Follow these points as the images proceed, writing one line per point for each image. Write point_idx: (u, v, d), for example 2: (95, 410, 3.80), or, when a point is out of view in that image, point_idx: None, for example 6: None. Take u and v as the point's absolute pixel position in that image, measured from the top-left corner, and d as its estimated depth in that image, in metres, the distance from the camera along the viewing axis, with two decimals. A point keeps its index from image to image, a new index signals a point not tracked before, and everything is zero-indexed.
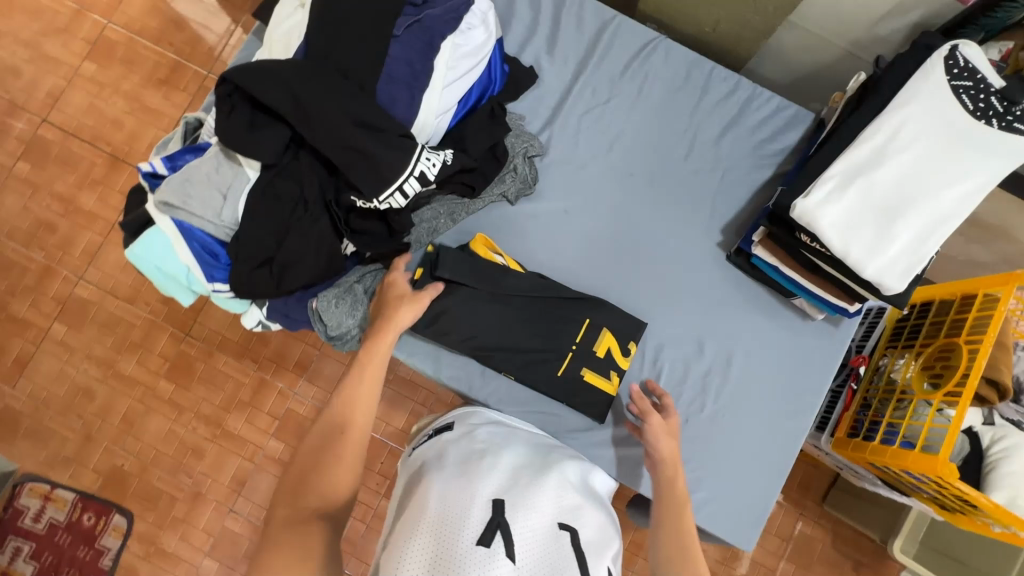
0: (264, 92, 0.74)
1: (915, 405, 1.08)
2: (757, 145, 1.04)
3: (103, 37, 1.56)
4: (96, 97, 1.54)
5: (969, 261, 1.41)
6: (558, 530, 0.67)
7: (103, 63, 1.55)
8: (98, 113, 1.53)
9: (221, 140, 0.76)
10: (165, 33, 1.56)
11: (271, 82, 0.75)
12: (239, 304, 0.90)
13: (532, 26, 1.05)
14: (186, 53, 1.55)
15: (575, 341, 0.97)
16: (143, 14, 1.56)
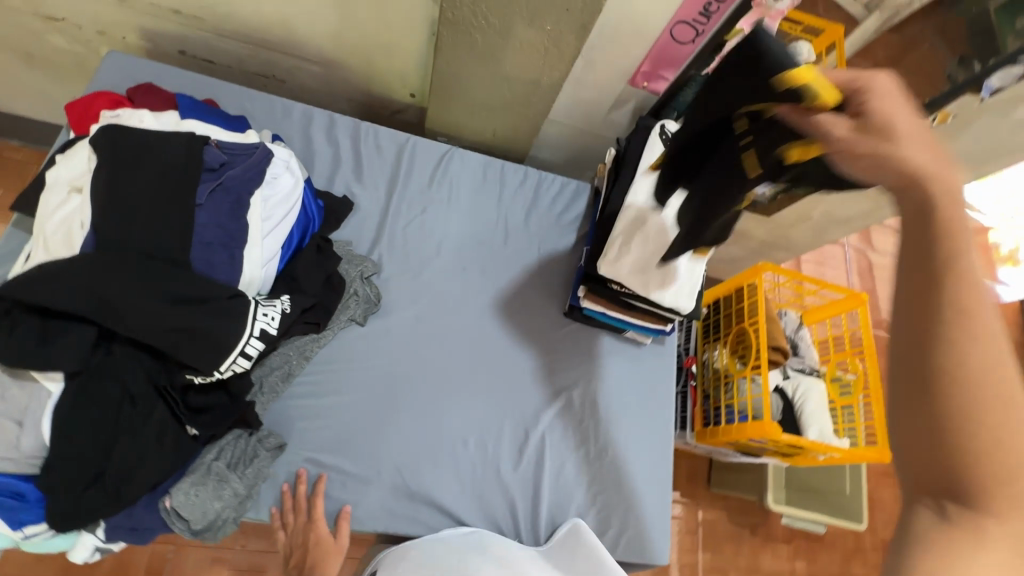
0: (56, 299, 0.68)
1: (737, 383, 1.33)
2: (558, 217, 1.23)
3: None
4: None
5: (732, 258, 1.82)
6: None
7: None
8: None
9: (7, 362, 0.67)
10: None
11: (63, 286, 0.69)
12: (64, 539, 0.75)
13: (335, 160, 1.13)
14: None
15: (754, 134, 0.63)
16: None
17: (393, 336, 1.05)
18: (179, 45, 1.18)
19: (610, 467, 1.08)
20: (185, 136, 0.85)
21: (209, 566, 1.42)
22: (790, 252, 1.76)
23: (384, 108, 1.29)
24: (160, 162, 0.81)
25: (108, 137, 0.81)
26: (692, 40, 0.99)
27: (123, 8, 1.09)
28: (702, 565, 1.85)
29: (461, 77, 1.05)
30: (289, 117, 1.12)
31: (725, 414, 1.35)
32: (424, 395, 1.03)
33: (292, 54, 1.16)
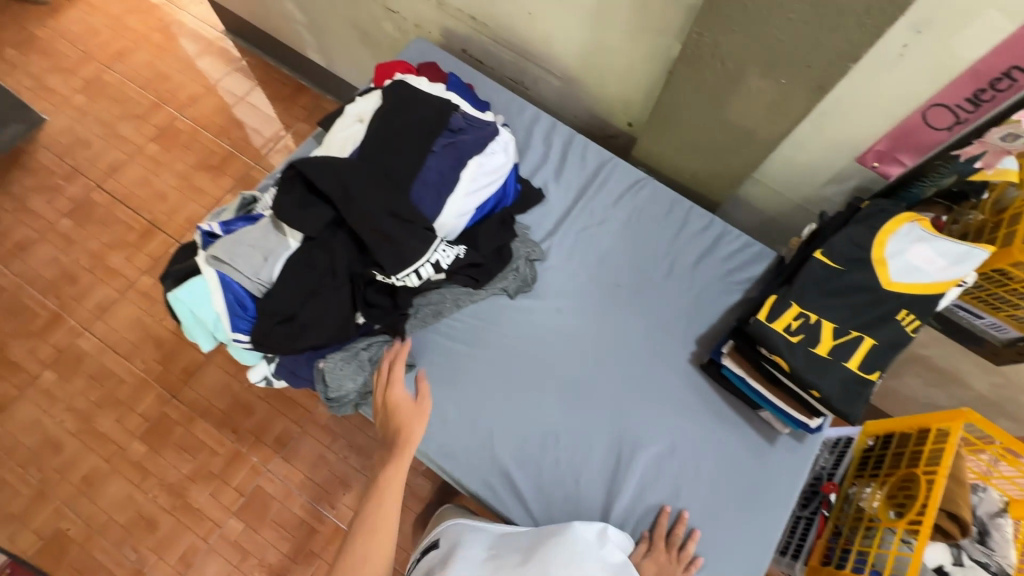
0: (322, 180, 0.92)
1: (882, 534, 1.11)
2: (728, 272, 1.19)
3: (172, 126, 2.02)
4: (151, 173, 1.95)
5: (930, 403, 1.51)
6: None
7: (165, 146, 1.99)
8: (150, 186, 1.93)
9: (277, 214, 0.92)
10: (227, 129, 2.03)
11: (328, 173, 0.93)
12: (252, 356, 0.99)
13: (544, 157, 1.28)
14: (240, 147, 2.00)
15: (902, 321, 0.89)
16: (212, 113, 2.05)
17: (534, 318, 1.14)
18: (463, 45, 1.47)
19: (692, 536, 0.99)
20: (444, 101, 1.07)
21: (316, 457, 1.65)
22: (1015, 422, 1.40)
23: (601, 131, 1.42)
24: (421, 114, 1.04)
25: (395, 87, 1.07)
26: (948, 128, 0.91)
27: (438, 10, 1.41)
28: None
29: (681, 112, 1.11)
30: (521, 114, 1.31)
31: (853, 560, 1.14)
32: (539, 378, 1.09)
33: (543, 67, 1.36)
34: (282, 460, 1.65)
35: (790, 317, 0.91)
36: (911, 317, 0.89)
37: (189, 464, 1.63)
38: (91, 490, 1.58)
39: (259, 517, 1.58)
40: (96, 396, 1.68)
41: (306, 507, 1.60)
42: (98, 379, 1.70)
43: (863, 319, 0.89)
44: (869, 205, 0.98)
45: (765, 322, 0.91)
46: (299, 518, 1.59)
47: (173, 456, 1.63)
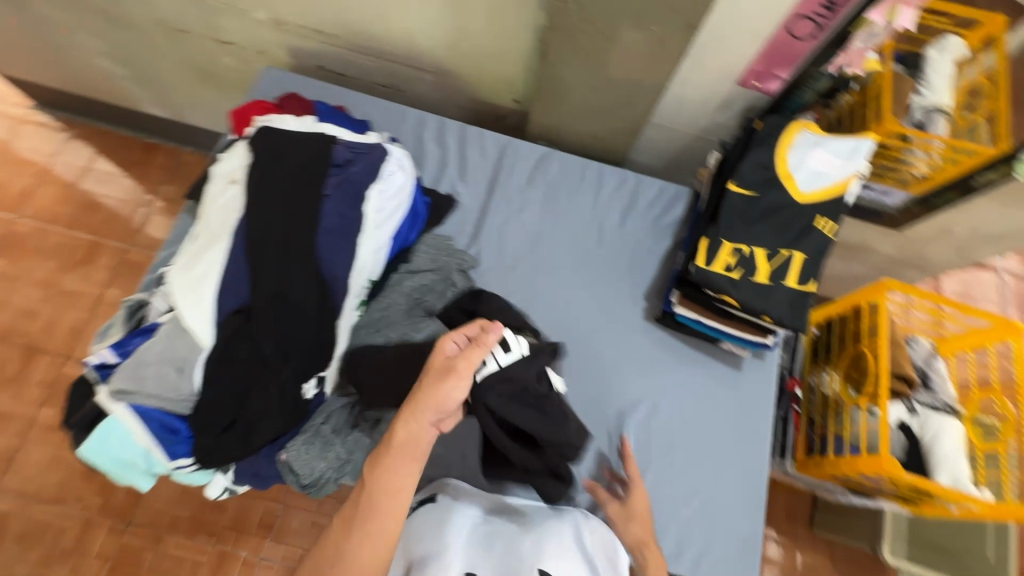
0: None
1: (850, 412, 1.21)
2: (654, 221, 1.21)
3: (12, 231, 1.73)
4: (6, 292, 1.67)
5: (851, 276, 1.65)
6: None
7: (12, 257, 1.71)
8: (11, 307, 1.66)
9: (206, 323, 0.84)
10: (80, 216, 1.76)
11: None
12: (203, 475, 0.88)
13: (442, 160, 1.21)
14: (104, 232, 1.75)
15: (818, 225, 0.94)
16: (54, 203, 1.77)
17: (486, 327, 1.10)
18: (318, 61, 1.35)
19: (696, 480, 1.04)
20: (319, 137, 0.97)
21: (309, 526, 1.57)
22: (923, 272, 1.56)
23: (489, 114, 1.37)
24: (299, 158, 0.94)
25: (260, 137, 0.96)
26: (810, 37, 0.94)
27: (277, 30, 1.27)
28: None
29: (565, 80, 1.08)
30: (405, 121, 1.23)
31: (832, 443, 1.23)
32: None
33: (411, 64, 1.27)
34: (274, 543, 1.55)
35: (726, 255, 0.93)
36: (827, 221, 0.94)
37: None
38: None
39: None
40: (37, 556, 1.48)
41: None
42: (33, 537, 1.49)
43: (788, 236, 0.93)
44: (762, 124, 1.00)
45: (705, 267, 0.92)
46: None
47: None
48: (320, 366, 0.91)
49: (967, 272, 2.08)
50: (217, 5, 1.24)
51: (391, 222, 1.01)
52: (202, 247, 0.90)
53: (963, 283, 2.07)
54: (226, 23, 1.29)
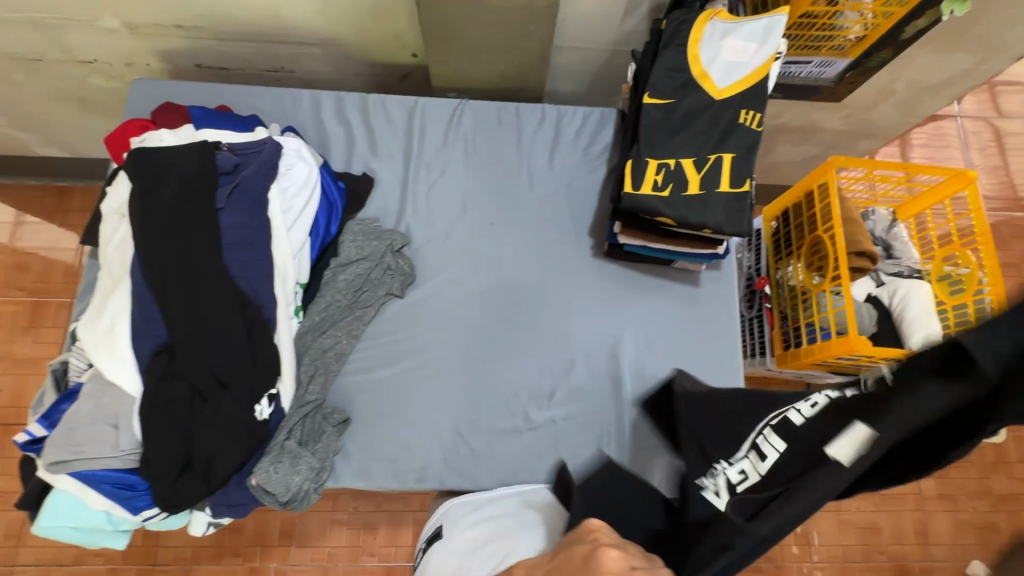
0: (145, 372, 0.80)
1: (816, 298, 1.20)
2: (583, 152, 1.14)
3: None
4: None
5: (806, 158, 1.60)
6: None
7: None
8: None
9: (134, 373, 0.79)
10: (12, 278, 1.65)
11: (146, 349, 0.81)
12: (180, 517, 0.87)
13: (349, 139, 1.13)
14: (42, 289, 1.65)
15: (743, 120, 0.88)
16: None
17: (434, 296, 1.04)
18: (193, 59, 1.23)
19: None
20: (197, 145, 0.89)
21: (329, 526, 1.59)
22: (876, 138, 1.51)
23: (392, 75, 1.26)
24: (179, 174, 0.86)
25: (131, 161, 0.87)
26: None
27: (136, 34, 1.14)
28: None
29: (449, 22, 0.98)
30: (299, 106, 1.13)
31: (805, 332, 1.23)
32: (479, 351, 1.04)
33: (291, 41, 1.16)
34: (300, 549, 1.58)
35: (653, 174, 0.87)
36: (751, 114, 0.88)
37: None
38: None
39: None
40: None
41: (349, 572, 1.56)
42: None
43: (712, 139, 0.88)
44: (667, 23, 0.92)
45: (634, 193, 0.87)
46: None
47: None
48: (268, 385, 0.86)
49: (927, 126, 2.03)
50: (59, 21, 1.10)
51: (303, 220, 0.96)
52: (106, 294, 0.84)
53: (925, 137, 2.01)
54: (78, 39, 1.16)
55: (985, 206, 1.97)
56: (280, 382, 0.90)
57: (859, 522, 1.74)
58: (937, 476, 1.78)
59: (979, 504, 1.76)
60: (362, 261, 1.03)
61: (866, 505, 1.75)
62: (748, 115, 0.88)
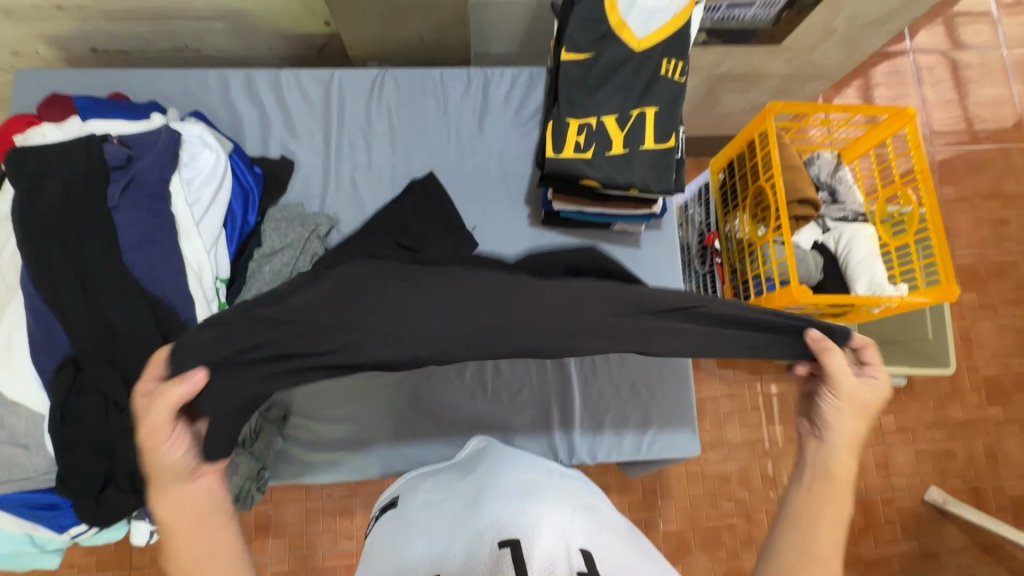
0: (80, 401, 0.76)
1: (763, 250, 1.18)
2: (514, 116, 1.09)
3: None
4: None
5: (754, 106, 1.56)
6: (574, 552, 0.65)
7: None
8: None
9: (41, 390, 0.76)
10: None
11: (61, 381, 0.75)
12: (116, 529, 0.85)
13: (264, 121, 1.06)
14: None
15: (665, 70, 0.84)
16: None
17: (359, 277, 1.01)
18: (86, 43, 1.12)
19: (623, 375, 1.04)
20: (82, 139, 0.82)
21: (304, 514, 1.58)
22: (824, 80, 1.48)
23: (309, 46, 1.18)
24: (64, 173, 0.79)
25: (11, 160, 0.80)
26: None
27: (16, 19, 1.04)
28: (778, 437, 1.79)
29: None
30: (205, 87, 1.05)
31: (754, 285, 1.22)
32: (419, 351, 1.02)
33: (190, 16, 1.06)
34: (277, 540, 1.57)
35: (574, 135, 0.83)
36: (673, 63, 0.84)
37: None
38: None
39: None
40: None
41: (328, 558, 1.57)
42: None
43: (635, 93, 0.84)
44: None
45: (556, 157, 0.83)
46: (329, 569, 1.56)
47: None
48: None
49: (880, 63, 1.99)
50: None
51: (214, 212, 0.90)
52: (1, 307, 0.79)
53: (878, 74, 1.98)
54: None
55: (937, 141, 1.97)
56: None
57: None
58: (896, 410, 1.83)
59: (936, 433, 1.83)
60: (286, 250, 0.97)
61: None
62: (670, 65, 0.84)
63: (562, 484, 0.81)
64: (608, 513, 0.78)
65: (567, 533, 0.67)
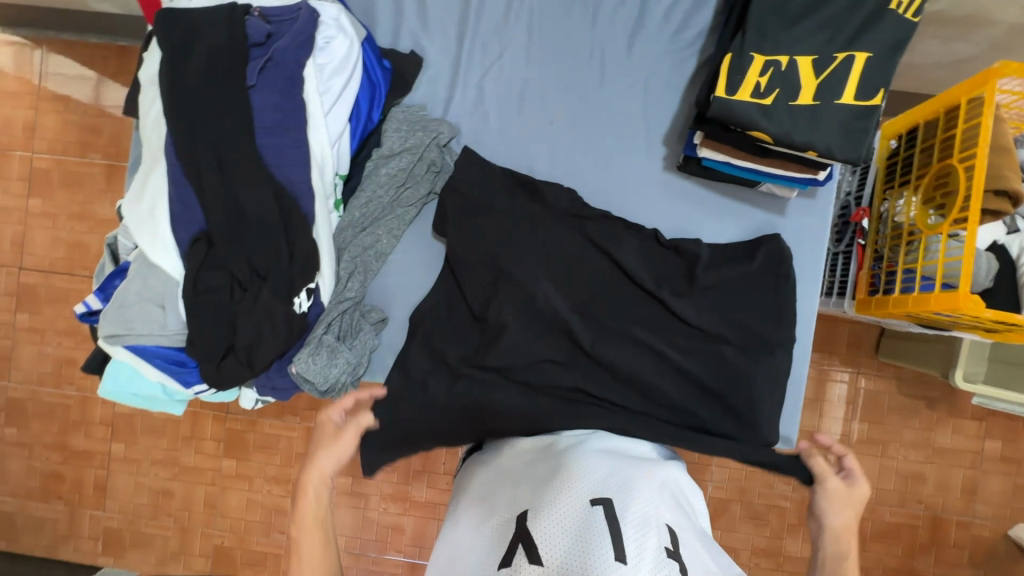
0: (190, 147, 0.77)
1: (926, 241, 1.01)
2: (671, 38, 0.94)
3: (35, 168, 1.62)
4: (55, 229, 1.63)
5: (954, 62, 1.27)
6: (663, 528, 0.62)
7: (46, 194, 1.62)
8: (63, 243, 1.62)
9: (178, 257, 0.80)
10: (88, 142, 1.60)
11: (184, 133, 0.77)
12: (231, 392, 0.93)
13: (397, 8, 0.98)
14: (115, 154, 1.60)
15: (894, 8, 0.67)
16: (59, 133, 1.61)
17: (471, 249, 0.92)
18: None
19: None
20: (226, 9, 0.79)
21: None
22: None
23: None
24: (208, 43, 0.78)
25: (159, 22, 0.79)
26: None
27: None
28: (858, 436, 1.67)
29: None
30: None
31: (901, 278, 1.06)
32: None
33: None
34: None
35: (756, 75, 0.70)
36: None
37: (276, 456, 1.71)
38: (217, 509, 1.72)
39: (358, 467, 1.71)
40: (166, 442, 1.73)
41: None
42: (155, 431, 1.73)
43: (845, 31, 0.69)
44: None
45: (728, 98, 0.70)
46: None
47: (259, 457, 1.71)
48: (308, 280, 0.84)
49: None
50: None
51: (341, 104, 0.86)
52: (146, 174, 0.82)
53: None
54: None
55: None
56: (319, 276, 0.89)
57: (903, 471, 1.67)
58: (1006, 439, 1.64)
59: None
60: (405, 154, 0.94)
61: (914, 455, 1.66)
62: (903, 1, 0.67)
63: (660, 465, 0.76)
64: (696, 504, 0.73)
65: (656, 507, 0.64)
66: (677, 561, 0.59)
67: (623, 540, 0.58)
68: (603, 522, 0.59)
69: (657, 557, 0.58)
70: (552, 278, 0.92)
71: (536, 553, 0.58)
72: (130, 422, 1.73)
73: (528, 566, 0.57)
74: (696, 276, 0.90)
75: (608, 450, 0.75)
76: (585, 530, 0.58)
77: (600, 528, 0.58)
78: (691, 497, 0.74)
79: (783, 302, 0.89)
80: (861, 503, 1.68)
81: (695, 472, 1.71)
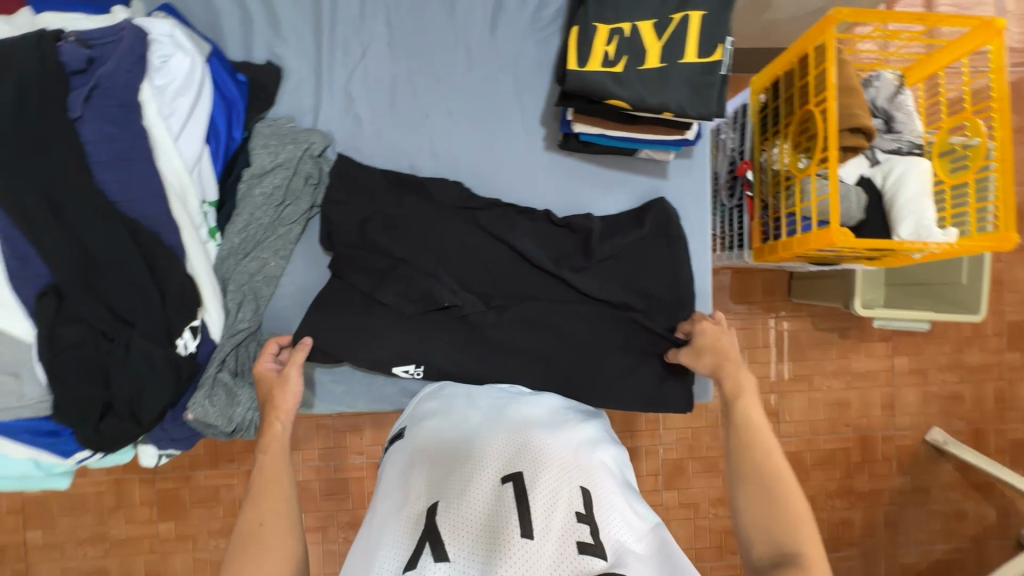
0: (16, 194, 0.69)
1: (801, 184, 1.07)
2: (532, 18, 0.94)
3: None
4: None
5: (809, 13, 1.34)
6: (576, 490, 0.66)
7: None
8: None
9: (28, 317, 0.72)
10: None
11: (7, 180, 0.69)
12: (124, 453, 0.86)
13: (245, 17, 0.92)
14: None
15: None
16: None
17: (358, 260, 0.89)
18: None
19: None
20: (34, 37, 0.72)
21: (315, 430, 1.63)
22: None
23: None
24: (17, 76, 0.70)
25: None
26: None
27: None
28: (786, 375, 1.77)
29: None
30: None
31: (786, 223, 1.12)
32: None
33: None
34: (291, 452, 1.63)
35: (603, 44, 0.71)
36: None
37: (217, 507, 1.60)
38: None
39: (308, 500, 1.63)
40: (90, 518, 1.58)
41: (340, 469, 1.64)
42: (75, 509, 1.58)
43: None
44: None
45: (579, 70, 0.70)
46: (342, 480, 1.64)
47: (198, 513, 1.59)
48: (186, 319, 0.78)
49: None
50: None
51: (192, 126, 0.80)
52: None
53: None
54: None
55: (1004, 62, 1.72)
56: (202, 312, 0.83)
57: (829, 399, 1.78)
58: (911, 352, 1.79)
59: (948, 376, 1.79)
60: (277, 170, 0.88)
61: (837, 383, 1.78)
62: None
63: (573, 424, 0.79)
64: (612, 458, 0.76)
65: (566, 473, 0.67)
66: (588, 523, 0.62)
67: (532, 512, 0.61)
68: (513, 499, 0.62)
69: (566, 524, 0.61)
70: (452, 275, 0.91)
71: (443, 549, 0.59)
72: (44, 505, 1.57)
73: (436, 564, 0.57)
74: (592, 249, 0.91)
75: (522, 419, 0.77)
76: (496, 518, 0.61)
77: (509, 509, 0.62)
78: (608, 446, 0.78)
79: (679, 260, 0.92)
80: (798, 437, 1.78)
81: (646, 438, 1.76)
